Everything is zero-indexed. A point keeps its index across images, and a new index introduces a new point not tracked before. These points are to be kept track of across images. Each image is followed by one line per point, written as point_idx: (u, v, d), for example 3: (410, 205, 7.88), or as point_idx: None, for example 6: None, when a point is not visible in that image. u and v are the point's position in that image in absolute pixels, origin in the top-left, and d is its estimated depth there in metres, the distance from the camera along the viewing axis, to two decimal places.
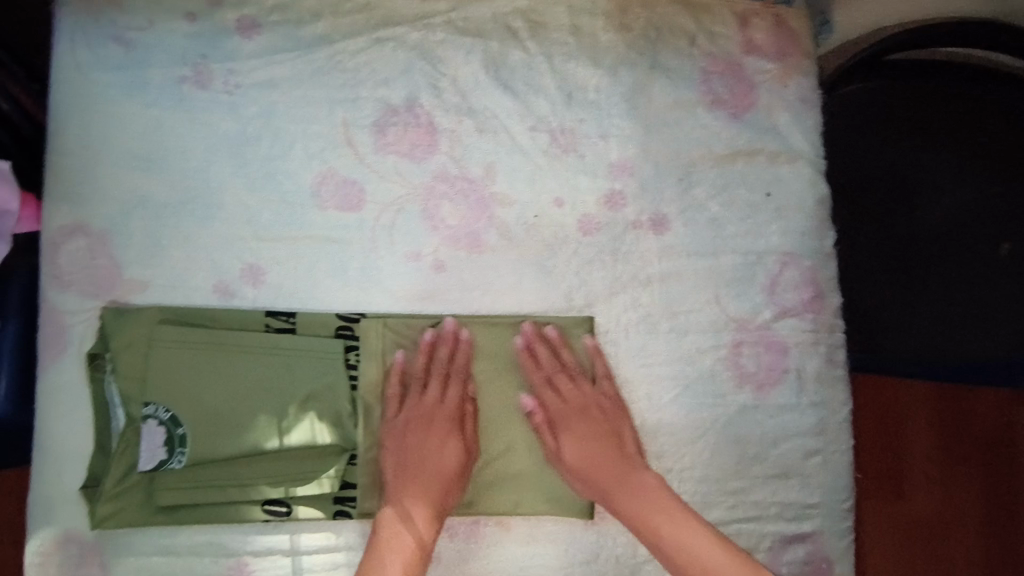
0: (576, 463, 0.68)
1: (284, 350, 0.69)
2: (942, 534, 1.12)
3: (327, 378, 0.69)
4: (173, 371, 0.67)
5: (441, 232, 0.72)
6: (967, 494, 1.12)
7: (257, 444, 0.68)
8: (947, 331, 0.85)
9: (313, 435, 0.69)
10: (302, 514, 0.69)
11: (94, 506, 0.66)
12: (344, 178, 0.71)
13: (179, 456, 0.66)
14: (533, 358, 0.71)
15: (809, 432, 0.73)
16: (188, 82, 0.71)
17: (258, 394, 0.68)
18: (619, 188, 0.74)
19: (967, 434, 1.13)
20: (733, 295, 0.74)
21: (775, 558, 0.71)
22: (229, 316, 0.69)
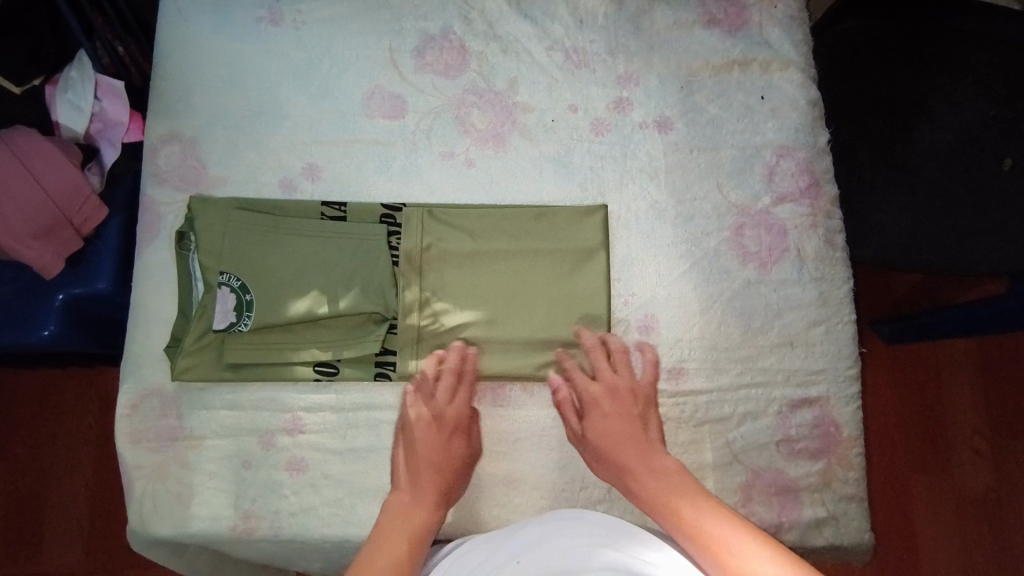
0: (601, 441, 0.72)
1: (335, 233, 0.80)
2: (944, 471, 1.25)
3: (372, 256, 0.79)
4: (242, 247, 0.78)
5: (471, 134, 0.83)
6: (972, 442, 1.26)
7: (310, 311, 0.77)
8: (958, 240, 0.88)
9: (359, 304, 0.78)
10: (349, 376, 0.78)
11: (175, 360, 0.77)
12: (389, 93, 0.84)
13: (245, 318, 0.77)
14: (554, 243, 0.79)
15: (811, 304, 0.79)
16: (264, 21, 0.86)
17: (313, 269, 0.78)
18: (627, 95, 0.84)
19: (983, 389, 1.27)
20: (734, 184, 0.82)
21: (783, 420, 0.76)
22: (290, 205, 0.81)
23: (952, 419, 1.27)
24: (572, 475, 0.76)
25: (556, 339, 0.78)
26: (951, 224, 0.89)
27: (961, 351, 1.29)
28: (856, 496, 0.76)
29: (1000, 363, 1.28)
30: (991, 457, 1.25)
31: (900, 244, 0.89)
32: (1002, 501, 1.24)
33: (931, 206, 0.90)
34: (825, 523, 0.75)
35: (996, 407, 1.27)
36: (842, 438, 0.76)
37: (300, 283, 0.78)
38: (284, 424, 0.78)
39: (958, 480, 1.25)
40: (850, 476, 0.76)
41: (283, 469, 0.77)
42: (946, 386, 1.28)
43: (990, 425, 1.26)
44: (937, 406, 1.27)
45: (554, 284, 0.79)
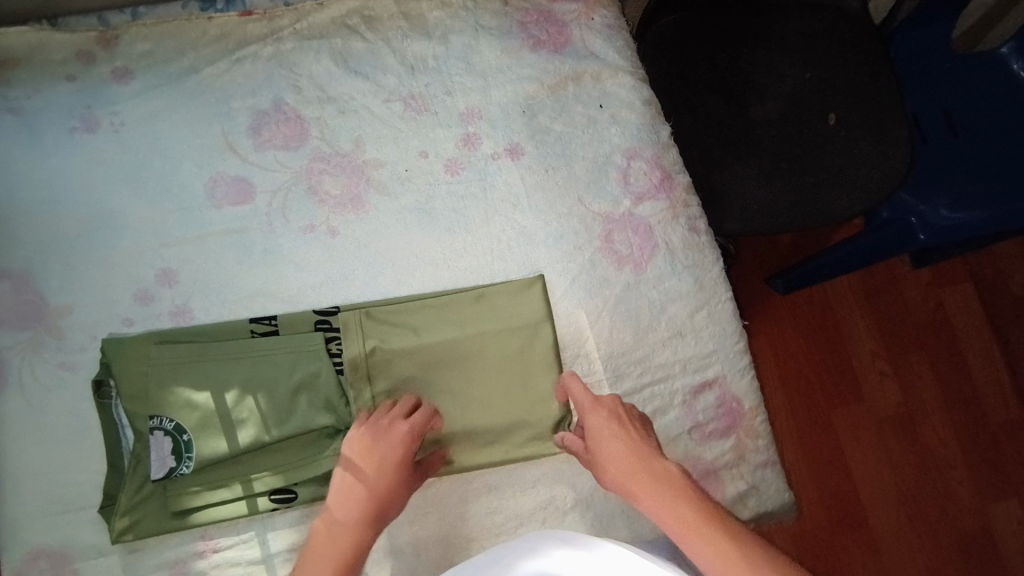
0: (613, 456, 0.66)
1: (270, 350, 0.76)
2: (857, 396, 1.34)
3: (315, 369, 0.75)
4: (174, 384, 0.73)
5: (328, 202, 0.81)
6: (876, 363, 1.36)
7: (259, 437, 0.73)
8: (809, 197, 0.94)
9: (307, 421, 0.74)
10: (307, 497, 0.74)
11: (113, 522, 0.71)
12: (232, 177, 0.81)
13: (189, 460, 0.72)
14: (503, 322, 0.79)
15: (690, 292, 0.82)
16: (78, 130, 0.81)
17: (254, 394, 0.74)
18: (473, 130, 0.85)
19: (873, 313, 1.38)
20: (594, 194, 0.84)
21: (689, 408, 0.79)
22: (217, 329, 0.77)
23: (855, 347, 1.36)
24: (505, 516, 0.76)
25: (512, 414, 0.77)
26: (798, 182, 0.95)
27: (846, 285, 1.39)
28: (770, 461, 0.79)
29: (880, 286, 1.39)
30: (895, 373, 1.35)
31: (762, 212, 0.94)
32: (912, 409, 1.34)
33: (780, 168, 0.96)
34: (749, 494, 0.78)
35: (888, 327, 1.37)
36: (746, 410, 0.80)
37: (242, 409, 0.74)
38: (195, 547, 0.73)
39: (872, 402, 1.34)
40: (760, 444, 0.79)
41: None
42: (844, 318, 1.37)
43: (886, 344, 1.36)
44: (838, 339, 1.36)
45: (477, 341, 0.78)
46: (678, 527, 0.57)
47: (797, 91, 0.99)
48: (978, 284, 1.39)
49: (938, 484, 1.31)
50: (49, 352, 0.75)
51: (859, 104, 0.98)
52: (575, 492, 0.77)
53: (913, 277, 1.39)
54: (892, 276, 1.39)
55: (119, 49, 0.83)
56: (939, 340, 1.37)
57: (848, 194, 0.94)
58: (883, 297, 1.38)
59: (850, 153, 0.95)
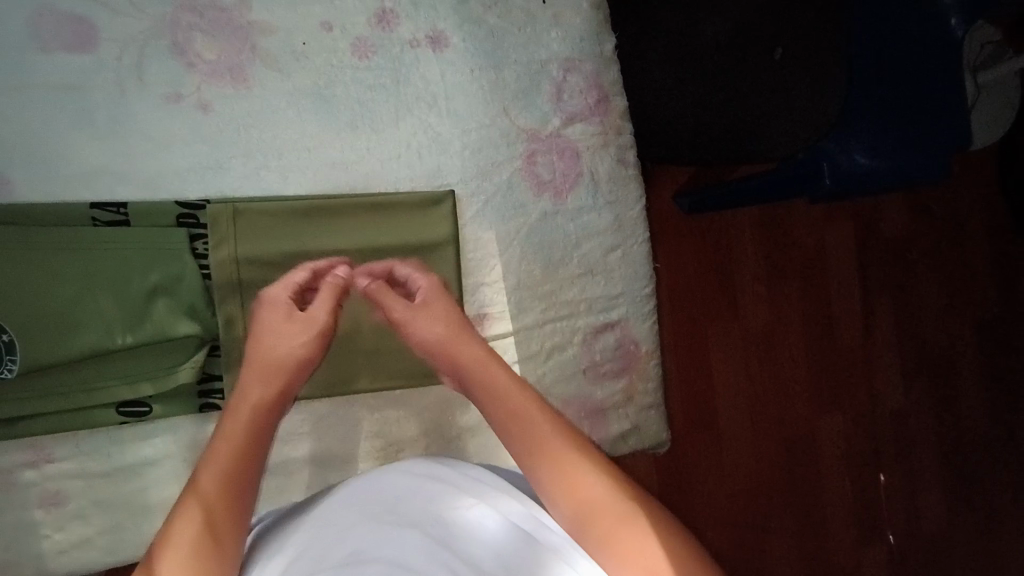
0: (433, 349, 0.61)
1: (120, 243, 0.64)
2: (767, 343, 1.18)
3: (175, 268, 0.65)
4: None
5: (199, 68, 0.66)
6: (789, 306, 1.19)
7: (106, 345, 0.64)
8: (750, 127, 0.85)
9: (163, 327, 0.65)
10: (163, 411, 0.66)
11: None
12: (68, 15, 0.63)
13: (13, 364, 0.61)
14: (402, 243, 0.71)
15: (607, 230, 0.78)
16: None
17: (99, 293, 0.64)
18: (390, 5, 0.71)
19: (761, 256, 1.19)
20: (522, 107, 0.74)
21: (587, 347, 0.77)
22: (45, 211, 0.63)
23: (771, 287, 1.19)
24: (387, 441, 0.73)
25: (398, 341, 0.72)
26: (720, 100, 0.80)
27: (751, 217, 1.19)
28: (654, 403, 0.81)
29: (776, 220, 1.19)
30: (808, 322, 1.20)
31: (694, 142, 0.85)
32: (828, 361, 1.20)
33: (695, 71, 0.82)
34: (629, 434, 0.80)
35: (799, 268, 1.20)
36: (641, 354, 0.80)
37: (83, 310, 0.63)
38: (24, 457, 0.64)
39: (780, 349, 1.18)
40: (648, 387, 0.80)
41: (34, 508, 0.65)
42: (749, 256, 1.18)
43: (768, 290, 1.19)
44: (731, 278, 1.18)
45: (339, 231, 0.69)
46: (525, 451, 0.51)
47: None
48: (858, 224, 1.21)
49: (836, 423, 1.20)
50: None
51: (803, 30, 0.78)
52: (461, 422, 0.75)
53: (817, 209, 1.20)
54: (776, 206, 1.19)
55: None
56: (912, 264, 1.22)
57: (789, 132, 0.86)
58: (790, 237, 1.20)
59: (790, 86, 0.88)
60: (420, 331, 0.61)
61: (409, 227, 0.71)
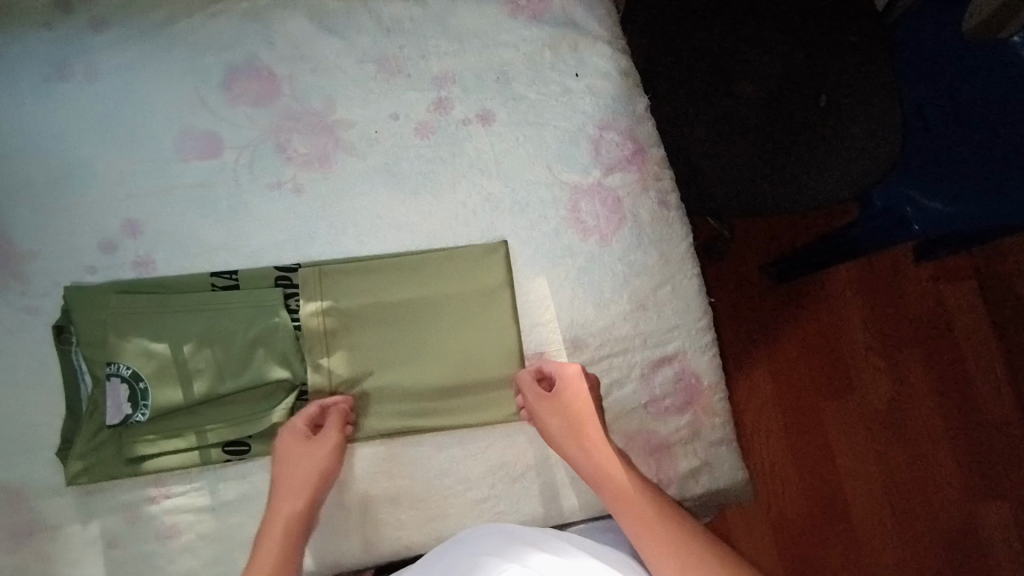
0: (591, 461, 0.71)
1: (233, 302, 0.76)
2: (872, 411, 1.37)
3: (272, 322, 0.76)
4: (137, 331, 0.74)
5: (295, 159, 0.81)
6: (916, 371, 1.38)
7: (218, 389, 0.74)
8: (808, 177, 0.99)
9: (261, 372, 0.75)
10: (259, 451, 0.75)
11: (68, 464, 0.72)
12: (202, 132, 0.81)
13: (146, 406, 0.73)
14: (462, 294, 0.79)
15: (655, 266, 0.81)
16: (53, 79, 0.81)
17: (215, 345, 0.75)
18: (446, 94, 0.84)
19: (887, 323, 1.40)
20: (564, 163, 0.83)
21: (647, 381, 0.78)
22: (176, 280, 0.77)
23: (888, 353, 1.38)
24: (455, 479, 0.76)
25: (464, 382, 0.77)
26: (758, 165, 1.01)
27: (841, 292, 1.41)
28: (725, 439, 0.78)
29: (875, 286, 1.41)
30: (940, 381, 1.38)
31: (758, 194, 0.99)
32: (968, 413, 1.37)
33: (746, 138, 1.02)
34: (701, 472, 0.77)
35: (920, 332, 1.39)
36: (704, 387, 0.79)
37: (202, 359, 0.74)
38: (148, 491, 0.74)
39: (915, 407, 1.37)
40: (716, 421, 0.78)
41: (153, 540, 0.72)
42: (862, 325, 1.39)
43: (889, 354, 1.38)
44: (837, 347, 1.38)
45: (412, 282, 0.78)
46: (636, 527, 0.67)
47: (787, 64, 1.05)
48: (979, 282, 1.40)
49: (926, 483, 1.34)
50: (11, 296, 0.75)
51: (803, 108, 1.03)
52: (526, 460, 0.77)
53: (927, 274, 1.41)
54: (879, 273, 1.41)
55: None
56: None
57: (851, 174, 0.98)
58: (901, 304, 1.40)
59: (836, 131, 1.01)
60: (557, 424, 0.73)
61: (469, 278, 0.79)
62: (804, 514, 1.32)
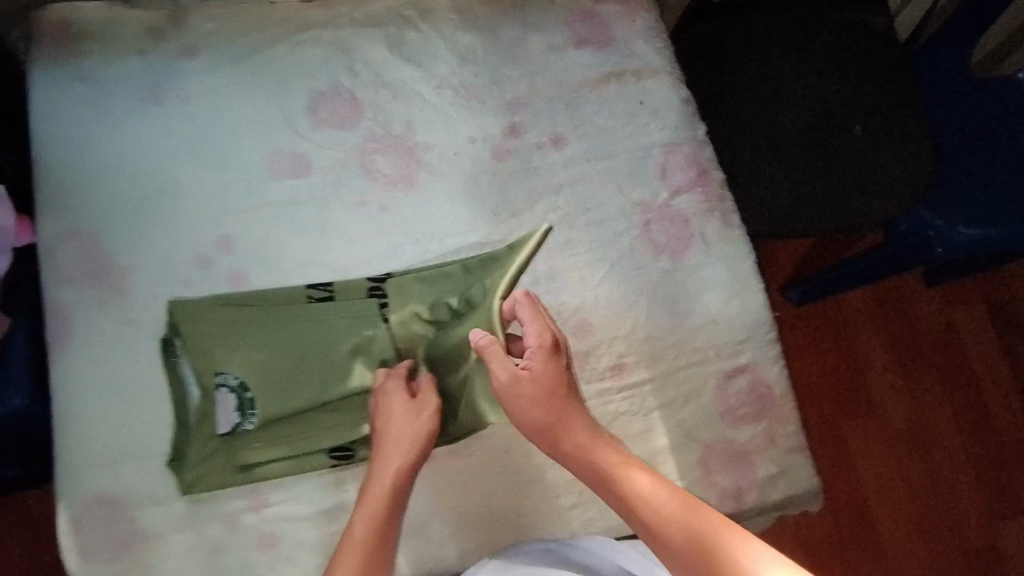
0: (551, 425, 0.70)
1: (331, 314, 0.79)
2: (893, 428, 1.41)
3: (369, 331, 0.79)
4: (243, 343, 0.77)
5: (379, 180, 0.85)
6: (932, 389, 1.43)
7: (317, 397, 0.77)
8: (846, 201, 1.07)
9: (361, 378, 0.78)
10: (364, 455, 0.77)
11: (181, 475, 0.74)
12: (290, 154, 0.85)
13: (251, 416, 0.76)
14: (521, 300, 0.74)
15: (723, 282, 0.85)
16: (145, 103, 0.84)
17: (315, 356, 0.78)
18: (519, 119, 0.88)
19: (903, 342, 1.45)
20: (634, 185, 0.88)
21: (721, 391, 0.82)
22: (275, 292, 0.80)
23: (906, 371, 1.44)
24: (543, 487, 0.79)
25: None
26: (800, 189, 1.07)
27: (860, 313, 1.46)
28: (800, 447, 0.81)
29: (892, 307, 1.46)
30: (955, 398, 1.43)
31: (801, 216, 1.06)
32: (982, 428, 1.42)
33: (789, 164, 1.08)
34: (778, 478, 0.80)
35: (934, 351, 1.45)
36: (777, 396, 0.82)
37: (301, 370, 0.77)
38: (247, 501, 0.75)
39: (934, 424, 1.42)
40: (790, 430, 0.81)
41: (254, 548, 0.74)
42: (880, 345, 1.44)
43: (907, 373, 1.44)
44: (859, 367, 1.43)
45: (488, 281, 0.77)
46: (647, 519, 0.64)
47: (825, 94, 1.11)
48: (987, 303, 1.48)
49: (947, 500, 1.38)
50: (112, 308, 0.79)
51: (840, 134, 1.10)
52: None
53: (938, 295, 1.47)
54: (895, 293, 1.47)
55: (185, 27, 0.87)
56: None
57: (885, 199, 1.07)
58: (916, 323, 1.46)
59: (870, 157, 1.09)
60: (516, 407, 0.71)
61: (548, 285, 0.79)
62: (836, 531, 1.34)
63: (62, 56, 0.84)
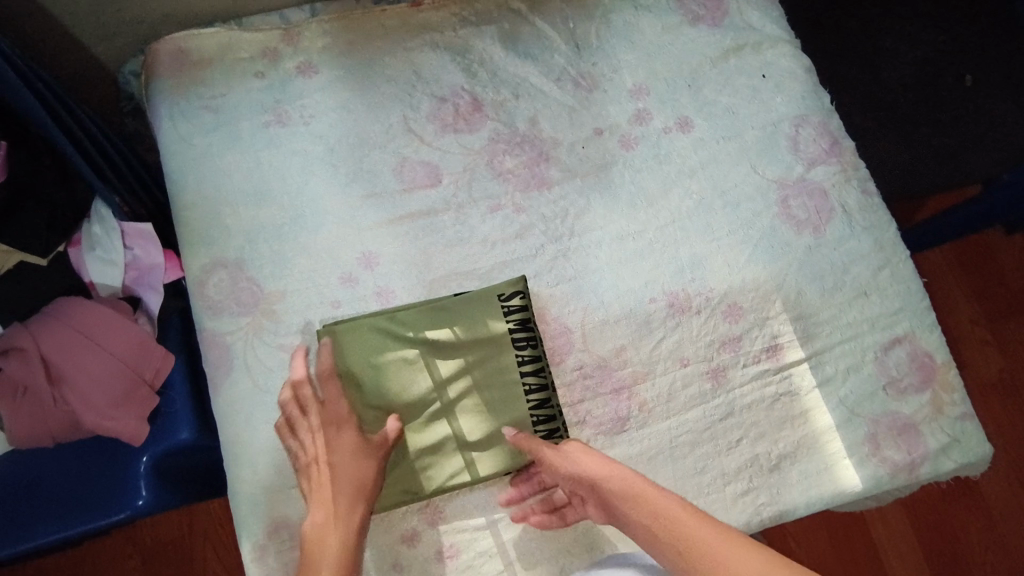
0: (628, 502, 0.66)
1: (474, 321, 0.76)
2: (991, 384, 1.38)
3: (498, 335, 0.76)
4: (399, 376, 0.74)
5: (511, 180, 0.84)
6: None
7: (490, 407, 0.75)
8: (965, 152, 1.03)
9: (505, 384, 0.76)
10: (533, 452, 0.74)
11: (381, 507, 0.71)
12: (419, 162, 0.84)
13: (429, 448, 0.73)
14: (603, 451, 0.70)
15: (871, 252, 0.83)
16: (272, 125, 0.84)
17: (471, 365, 0.76)
18: (643, 105, 0.87)
19: (993, 296, 1.42)
20: (767, 162, 0.86)
21: (882, 363, 0.80)
22: (398, 320, 0.76)
23: (996, 325, 1.41)
24: (713, 476, 0.77)
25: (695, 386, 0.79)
26: (920, 144, 1.04)
27: (946, 269, 1.44)
28: (967, 414, 0.80)
29: (975, 261, 1.44)
30: None
31: (921, 174, 1.03)
32: None
33: (902, 121, 1.05)
34: (952, 448, 0.78)
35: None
36: (938, 364, 0.80)
37: (463, 382, 0.75)
38: (424, 514, 0.74)
39: None
40: (956, 397, 0.80)
41: (436, 562, 0.73)
42: (969, 302, 1.42)
43: (997, 328, 1.41)
44: (948, 324, 1.40)
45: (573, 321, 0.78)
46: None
47: (932, 46, 1.08)
48: None
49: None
50: (266, 334, 0.78)
51: (953, 85, 1.06)
52: (779, 449, 0.78)
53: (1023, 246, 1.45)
54: (980, 247, 1.44)
55: (303, 46, 0.87)
56: None
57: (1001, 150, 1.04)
58: (1005, 275, 1.43)
59: (984, 107, 1.05)
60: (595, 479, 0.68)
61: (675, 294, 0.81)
62: (949, 489, 1.31)
63: (186, 86, 0.84)
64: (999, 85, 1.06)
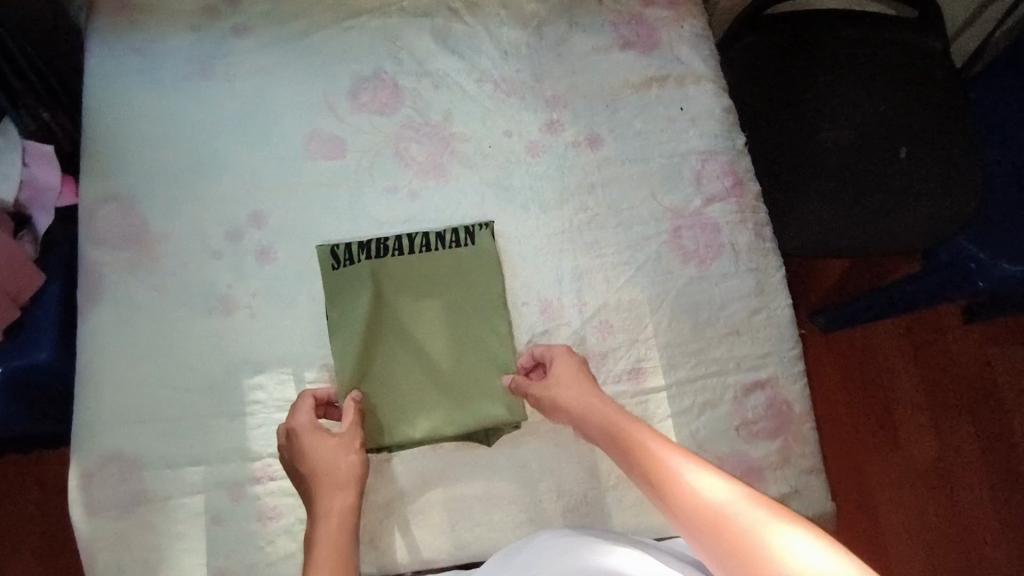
0: (588, 413, 0.72)
1: (377, 270, 0.79)
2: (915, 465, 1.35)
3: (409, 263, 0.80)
4: (355, 361, 0.77)
5: (413, 167, 0.86)
6: (962, 431, 1.37)
7: (450, 315, 0.80)
8: (881, 221, 1.02)
9: (439, 278, 0.80)
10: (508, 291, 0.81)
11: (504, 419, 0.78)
12: (328, 135, 0.86)
13: (424, 381, 0.78)
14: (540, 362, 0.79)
15: (751, 294, 0.84)
16: (195, 76, 0.86)
17: (398, 307, 0.79)
18: (557, 117, 0.89)
19: (934, 377, 1.39)
20: (667, 190, 0.87)
21: (740, 405, 0.80)
22: (341, 305, 0.78)
23: (934, 407, 1.38)
24: (548, 485, 0.78)
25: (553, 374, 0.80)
26: (835, 207, 1.04)
27: (892, 342, 1.41)
28: (813, 468, 0.80)
29: (926, 339, 1.41)
30: (987, 443, 1.36)
31: (832, 234, 1.02)
32: (1013, 479, 1.35)
33: (822, 182, 1.06)
34: (791, 498, 0.78)
35: (966, 392, 1.39)
36: (796, 415, 0.81)
37: (413, 317, 0.79)
38: (255, 471, 0.75)
39: (959, 466, 1.35)
40: (806, 450, 0.80)
41: (254, 520, 0.74)
42: (909, 379, 1.39)
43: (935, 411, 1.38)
44: (881, 397, 1.38)
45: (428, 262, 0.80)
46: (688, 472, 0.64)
47: (873, 118, 1.09)
48: None
49: (966, 546, 1.31)
50: (142, 272, 0.80)
51: (884, 156, 1.06)
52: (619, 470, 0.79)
53: (977, 335, 1.41)
54: (931, 327, 1.41)
55: (242, 8, 0.90)
56: None
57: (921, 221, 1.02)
58: (951, 360, 1.40)
59: (912, 182, 1.04)
60: (564, 398, 0.73)
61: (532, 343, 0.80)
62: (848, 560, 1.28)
63: (122, 28, 0.87)
64: (934, 166, 1.05)
